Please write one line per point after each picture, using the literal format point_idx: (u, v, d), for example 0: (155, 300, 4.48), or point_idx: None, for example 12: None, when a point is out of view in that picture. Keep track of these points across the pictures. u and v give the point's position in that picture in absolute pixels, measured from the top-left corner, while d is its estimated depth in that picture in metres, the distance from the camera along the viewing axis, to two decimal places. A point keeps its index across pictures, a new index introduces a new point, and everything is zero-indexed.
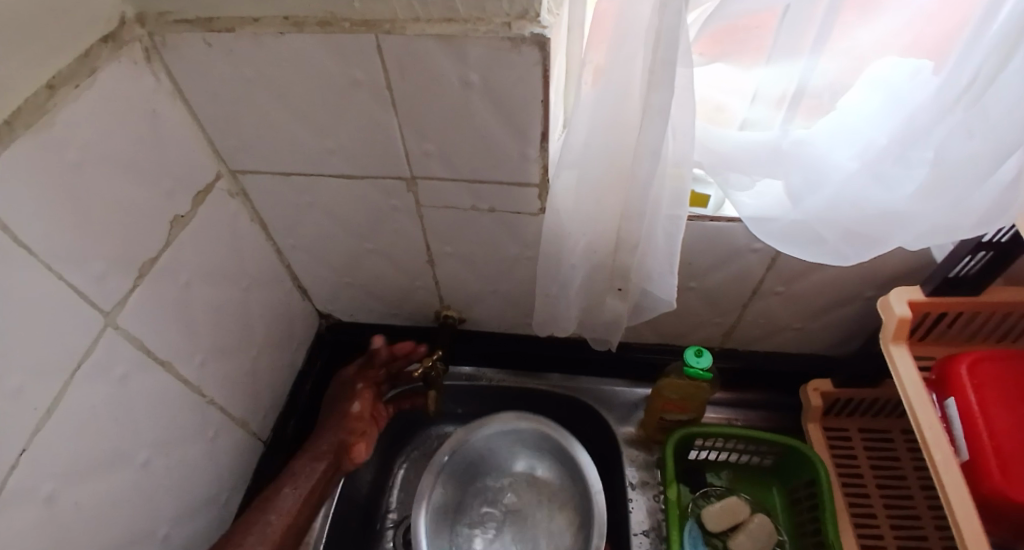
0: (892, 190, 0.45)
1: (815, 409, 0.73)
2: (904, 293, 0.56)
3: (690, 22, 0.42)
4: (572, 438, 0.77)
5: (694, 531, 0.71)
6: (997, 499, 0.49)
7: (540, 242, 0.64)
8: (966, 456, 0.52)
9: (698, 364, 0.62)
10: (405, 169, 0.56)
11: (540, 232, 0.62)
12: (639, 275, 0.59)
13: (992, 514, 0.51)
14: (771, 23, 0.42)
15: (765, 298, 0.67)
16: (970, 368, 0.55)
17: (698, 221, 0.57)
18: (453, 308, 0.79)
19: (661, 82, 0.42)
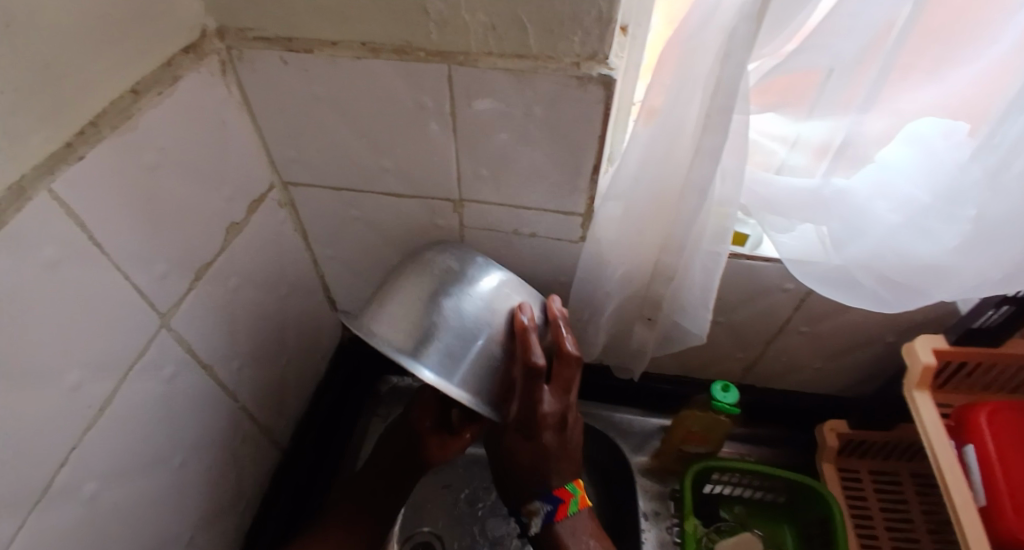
0: (932, 244, 0.47)
1: (831, 449, 0.74)
2: (929, 340, 0.58)
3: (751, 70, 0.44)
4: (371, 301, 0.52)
5: None
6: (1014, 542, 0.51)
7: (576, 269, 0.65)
8: (983, 500, 0.54)
9: (725, 399, 0.63)
10: (455, 191, 0.58)
11: (578, 258, 0.64)
12: (672, 306, 0.61)
13: None
14: (817, 79, 0.44)
15: (788, 337, 0.69)
16: (988, 416, 0.57)
17: (735, 259, 0.59)
18: None
19: (716, 126, 0.44)
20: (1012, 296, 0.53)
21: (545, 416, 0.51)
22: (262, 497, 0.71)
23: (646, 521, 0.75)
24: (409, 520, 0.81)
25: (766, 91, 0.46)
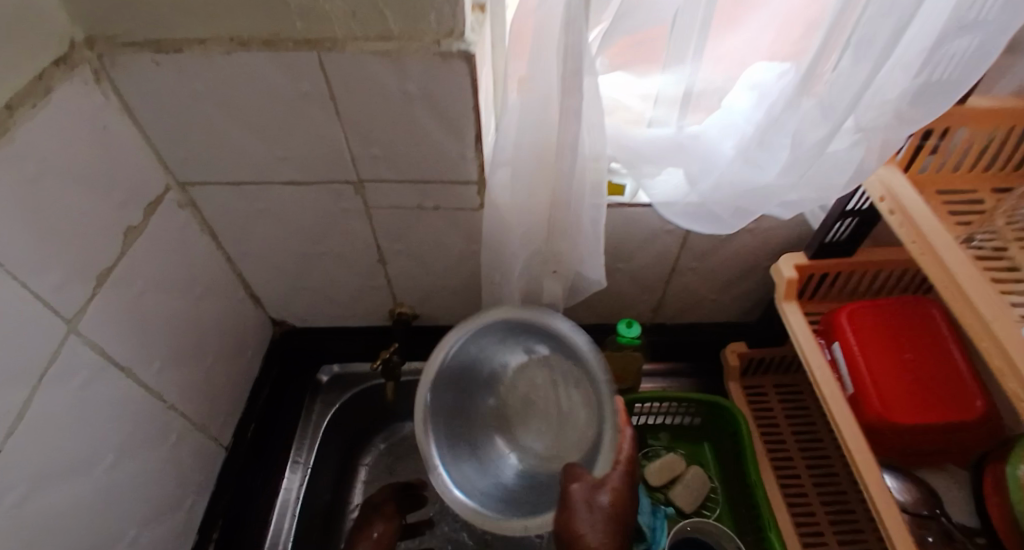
0: (763, 169, 0.52)
1: (734, 369, 0.83)
2: (792, 258, 0.66)
3: (593, 37, 0.50)
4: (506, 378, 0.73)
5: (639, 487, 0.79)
6: (878, 423, 0.57)
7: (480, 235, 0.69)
8: (852, 390, 0.59)
9: (628, 333, 0.71)
10: (353, 174, 0.61)
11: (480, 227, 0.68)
12: (571, 258, 0.66)
13: (878, 439, 0.58)
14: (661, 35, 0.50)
15: (682, 274, 0.77)
16: (849, 318, 0.62)
17: (618, 208, 0.65)
18: (406, 304, 0.83)
19: (574, 88, 0.50)
20: (849, 211, 0.60)
21: (591, 499, 0.56)
22: (217, 483, 0.75)
23: None
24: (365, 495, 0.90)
25: (617, 51, 0.52)
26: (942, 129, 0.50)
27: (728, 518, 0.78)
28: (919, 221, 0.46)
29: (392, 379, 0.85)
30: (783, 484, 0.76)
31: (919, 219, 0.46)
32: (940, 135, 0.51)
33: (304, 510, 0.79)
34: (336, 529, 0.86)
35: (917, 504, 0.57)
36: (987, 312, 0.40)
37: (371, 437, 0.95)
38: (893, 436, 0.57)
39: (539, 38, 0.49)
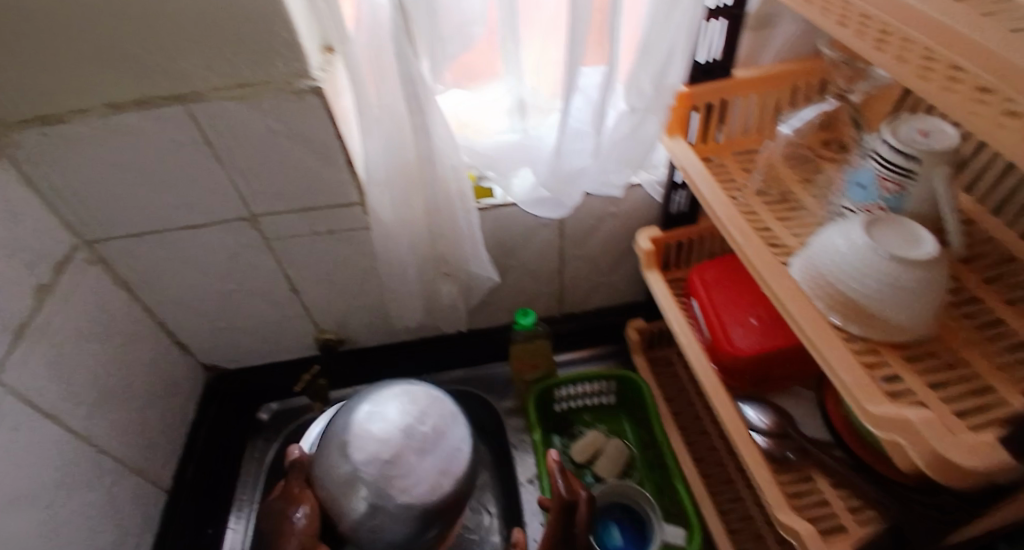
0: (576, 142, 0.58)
1: (636, 343, 0.90)
2: (649, 232, 0.76)
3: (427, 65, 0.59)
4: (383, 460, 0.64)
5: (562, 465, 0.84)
6: (729, 360, 0.64)
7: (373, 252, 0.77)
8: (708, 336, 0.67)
9: (525, 320, 0.79)
10: (244, 209, 0.68)
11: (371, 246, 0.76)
12: (458, 259, 0.74)
13: (736, 374, 0.65)
14: (488, 53, 0.63)
15: (572, 261, 0.87)
16: (701, 275, 0.70)
17: (492, 209, 0.75)
18: (329, 330, 0.90)
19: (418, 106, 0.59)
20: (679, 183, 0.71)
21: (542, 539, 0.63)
22: (158, 530, 0.78)
23: (517, 449, 0.89)
24: None
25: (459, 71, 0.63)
26: (721, 103, 0.59)
27: (649, 482, 0.84)
28: (695, 180, 0.55)
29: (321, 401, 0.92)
30: (691, 439, 0.82)
31: (694, 177, 0.55)
32: (722, 108, 0.60)
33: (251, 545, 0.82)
34: None
35: (778, 427, 0.61)
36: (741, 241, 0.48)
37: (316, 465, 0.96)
38: (744, 369, 0.63)
39: (377, 71, 0.58)
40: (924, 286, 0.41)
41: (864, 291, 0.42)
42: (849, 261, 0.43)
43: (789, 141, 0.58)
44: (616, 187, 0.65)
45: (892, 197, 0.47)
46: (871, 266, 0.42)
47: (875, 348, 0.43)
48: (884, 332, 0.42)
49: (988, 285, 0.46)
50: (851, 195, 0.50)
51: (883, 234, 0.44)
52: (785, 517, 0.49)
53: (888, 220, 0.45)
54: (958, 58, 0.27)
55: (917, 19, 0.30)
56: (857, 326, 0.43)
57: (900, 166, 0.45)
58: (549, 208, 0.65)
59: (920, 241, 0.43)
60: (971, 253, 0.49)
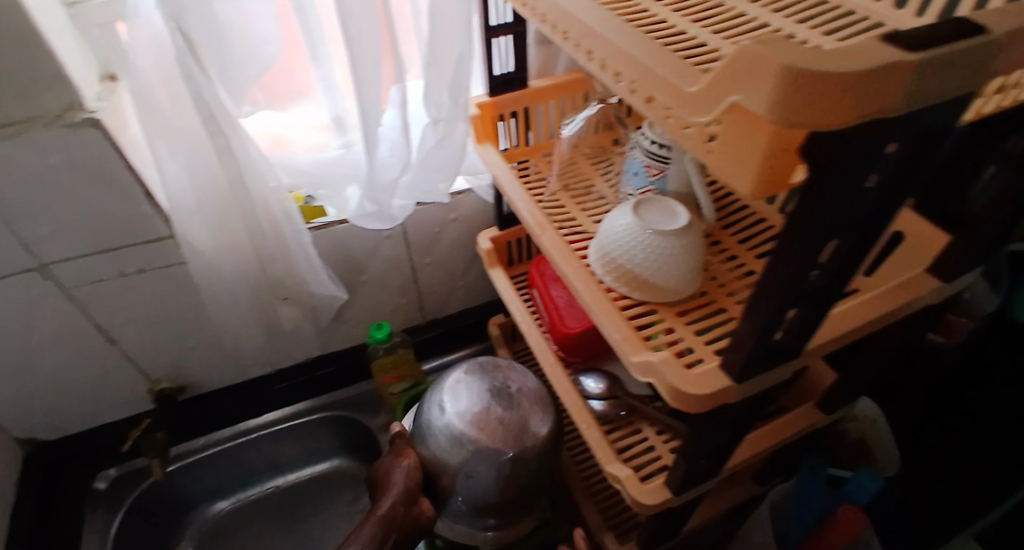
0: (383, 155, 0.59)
1: (498, 337, 0.95)
2: (488, 233, 0.81)
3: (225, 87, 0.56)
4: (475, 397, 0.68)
5: None
6: (565, 340, 0.70)
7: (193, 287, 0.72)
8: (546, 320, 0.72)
9: (378, 334, 0.79)
10: (29, 257, 0.61)
11: (189, 280, 0.71)
12: (295, 282, 0.72)
13: (574, 352, 0.71)
14: (296, 72, 0.63)
15: (423, 270, 0.89)
16: (537, 265, 0.75)
17: (331, 227, 0.74)
18: (165, 378, 0.83)
19: (218, 130, 0.56)
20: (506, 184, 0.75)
21: None
22: None
23: None
24: None
25: (268, 91, 0.63)
26: (524, 109, 0.66)
27: None
28: (504, 185, 0.59)
29: (162, 460, 0.86)
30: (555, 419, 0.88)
31: (502, 181, 0.59)
32: (525, 113, 0.67)
33: None
34: None
35: (610, 389, 0.68)
36: (538, 233, 0.53)
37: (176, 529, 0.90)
38: (577, 346, 0.70)
39: (169, 94, 0.54)
40: (682, 252, 0.49)
41: (638, 263, 0.49)
42: (625, 238, 0.50)
43: (570, 143, 0.64)
44: (438, 194, 0.67)
45: (658, 181, 0.55)
46: (641, 241, 0.49)
47: (656, 309, 0.50)
48: (660, 294, 0.50)
49: (739, 244, 0.55)
50: (631, 183, 0.57)
51: (648, 212, 0.51)
52: (611, 468, 0.55)
53: (652, 200, 0.52)
54: (617, 68, 0.32)
55: (595, 35, 0.34)
56: (638, 292, 0.50)
57: (656, 153, 0.54)
58: (372, 219, 0.65)
59: (676, 214, 0.51)
60: (728, 220, 0.58)
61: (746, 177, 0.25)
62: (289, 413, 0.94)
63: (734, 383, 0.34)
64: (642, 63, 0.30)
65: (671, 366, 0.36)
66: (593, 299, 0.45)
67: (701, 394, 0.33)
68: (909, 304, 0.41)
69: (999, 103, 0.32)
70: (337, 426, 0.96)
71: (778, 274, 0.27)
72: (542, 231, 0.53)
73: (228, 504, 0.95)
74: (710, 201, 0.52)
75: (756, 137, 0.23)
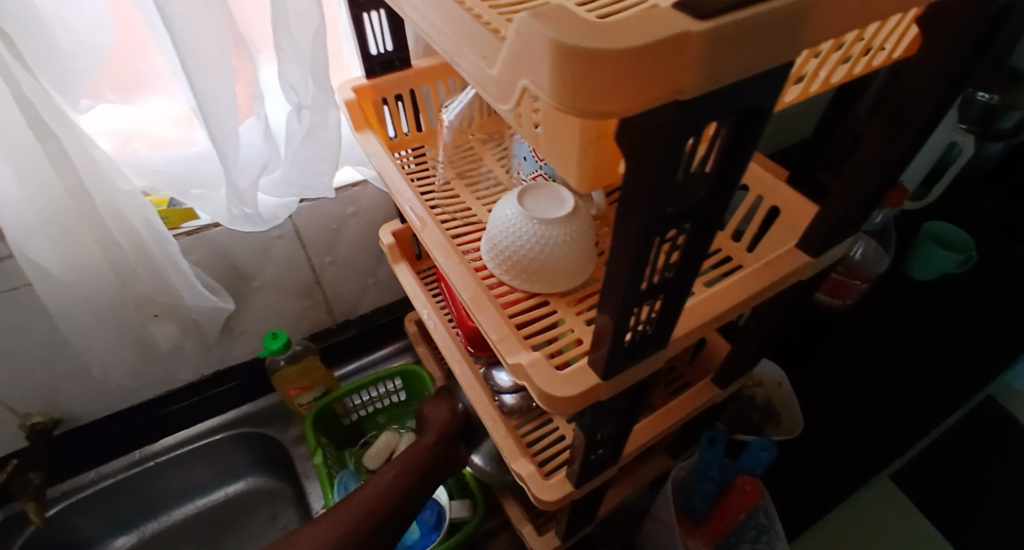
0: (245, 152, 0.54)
1: (414, 333, 0.91)
2: (391, 227, 0.76)
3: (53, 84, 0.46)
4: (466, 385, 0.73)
5: (350, 475, 0.82)
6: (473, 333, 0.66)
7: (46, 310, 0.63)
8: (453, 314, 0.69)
9: (274, 344, 0.73)
10: None
11: (39, 303, 0.62)
12: (168, 297, 0.65)
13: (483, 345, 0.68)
14: (139, 59, 0.54)
15: (327, 270, 0.83)
16: None
17: (207, 231, 0.67)
18: (36, 414, 0.74)
19: (50, 133, 0.47)
20: None
21: None
22: None
23: (308, 479, 0.85)
24: None
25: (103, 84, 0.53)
26: (409, 91, 0.61)
27: None
28: (385, 174, 0.53)
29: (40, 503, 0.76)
30: None
31: (383, 172, 0.53)
32: (414, 96, 0.62)
33: None
34: None
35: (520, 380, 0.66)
36: (419, 227, 0.49)
37: None
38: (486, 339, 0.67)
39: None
40: (570, 240, 0.47)
41: (524, 254, 0.47)
42: (511, 229, 0.47)
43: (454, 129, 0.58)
44: (320, 190, 0.61)
45: (546, 164, 0.52)
46: (527, 231, 0.46)
47: (547, 300, 0.48)
48: (550, 285, 0.48)
49: None
50: (522, 167, 0.55)
51: (536, 199, 0.49)
52: (516, 466, 0.53)
53: (539, 186, 0.49)
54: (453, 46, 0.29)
55: (420, 18, 0.30)
56: (528, 284, 0.48)
57: None
58: (244, 224, 0.59)
59: (564, 200, 0.48)
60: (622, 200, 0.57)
61: (570, 169, 0.24)
62: (188, 436, 0.87)
63: (602, 381, 0.32)
64: (458, 43, 0.26)
65: (541, 367, 0.34)
66: (475, 297, 0.42)
67: (570, 396, 0.32)
68: (781, 281, 0.40)
69: (850, 69, 0.31)
70: (246, 444, 0.90)
71: (616, 271, 0.25)
72: (424, 226, 0.49)
73: (126, 542, 0.86)
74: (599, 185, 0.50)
75: (570, 126, 0.22)
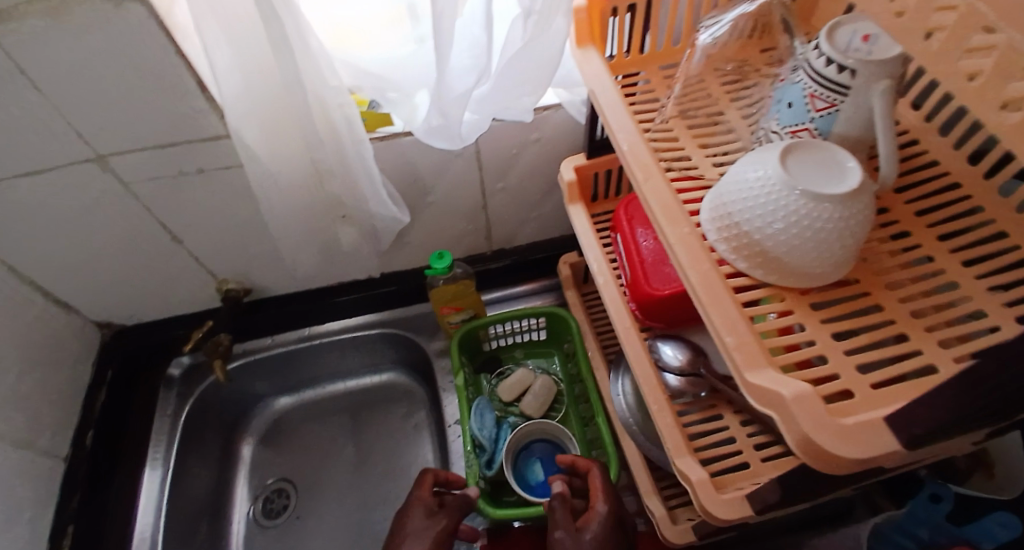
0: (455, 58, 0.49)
1: (568, 278, 0.86)
2: (572, 161, 0.67)
3: None
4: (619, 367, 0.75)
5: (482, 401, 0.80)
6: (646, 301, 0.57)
7: (251, 193, 0.68)
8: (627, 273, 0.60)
9: (438, 265, 0.73)
10: (87, 149, 0.59)
11: (245, 184, 0.67)
12: (352, 199, 0.66)
13: (653, 312, 0.58)
14: None
15: (495, 196, 0.80)
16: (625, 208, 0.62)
17: (395, 139, 0.65)
18: (233, 281, 0.84)
19: (272, 16, 0.45)
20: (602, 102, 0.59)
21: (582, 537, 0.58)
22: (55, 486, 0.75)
23: (446, 394, 0.87)
24: (258, 476, 0.91)
25: None
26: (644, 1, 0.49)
27: (574, 417, 0.84)
28: (602, 105, 0.44)
29: (224, 361, 0.88)
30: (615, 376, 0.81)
31: (601, 102, 0.45)
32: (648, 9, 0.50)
33: (172, 506, 0.80)
34: (225, 515, 0.87)
35: (691, 366, 0.58)
36: (640, 178, 0.39)
37: (243, 423, 0.95)
38: (662, 310, 0.58)
39: None
40: (843, 226, 0.35)
41: (772, 233, 0.37)
42: (760, 198, 0.37)
43: (707, 54, 0.49)
44: (517, 112, 0.57)
45: (821, 118, 0.40)
46: (784, 204, 0.36)
47: (782, 295, 0.39)
48: (791, 278, 0.38)
49: (916, 218, 0.42)
50: (779, 117, 0.43)
51: (802, 162, 0.37)
52: (681, 464, 0.47)
53: (808, 145, 0.38)
54: None
55: None
56: (762, 271, 0.38)
57: (832, 81, 0.38)
58: (441, 141, 0.57)
59: (842, 170, 0.36)
60: (906, 182, 0.45)
61: None
62: (344, 326, 0.93)
63: (903, 450, 0.24)
64: None
65: (808, 409, 0.26)
66: (706, 283, 0.33)
67: (852, 458, 0.24)
68: None
69: None
70: (392, 347, 0.95)
71: None
72: (646, 175, 0.39)
73: (289, 403, 0.98)
74: (895, 157, 0.37)
75: None
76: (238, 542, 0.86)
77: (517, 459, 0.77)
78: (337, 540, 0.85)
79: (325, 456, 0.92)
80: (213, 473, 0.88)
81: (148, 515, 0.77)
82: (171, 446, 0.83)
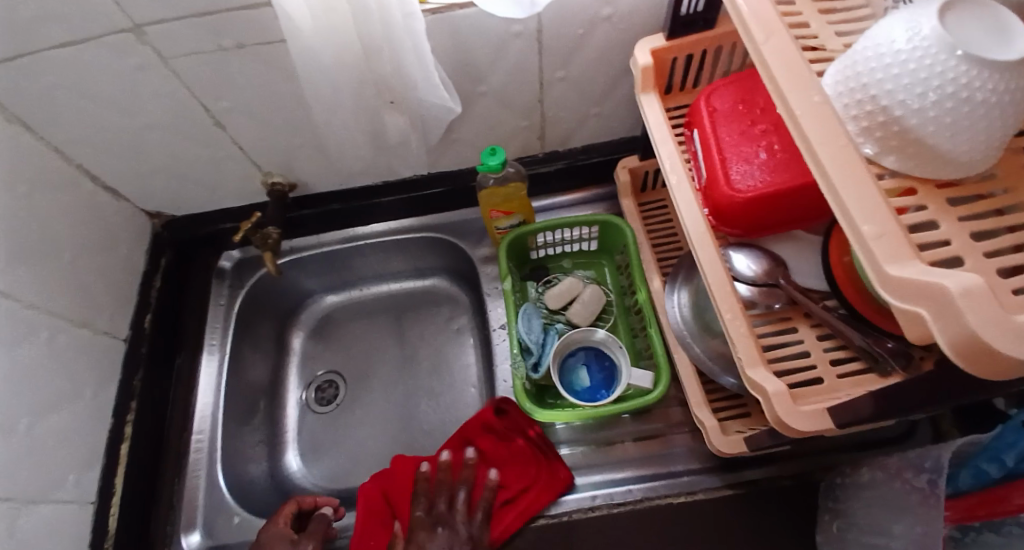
0: None
1: (625, 185, 0.80)
2: (648, 43, 0.59)
3: None
4: (678, 278, 0.72)
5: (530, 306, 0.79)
6: (722, 204, 0.52)
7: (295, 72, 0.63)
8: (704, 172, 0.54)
9: (490, 160, 0.68)
10: (122, 17, 0.54)
11: (288, 62, 0.62)
12: (402, 83, 0.61)
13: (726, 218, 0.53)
14: None
15: (553, 87, 0.72)
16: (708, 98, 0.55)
17: (448, 13, 0.58)
18: (277, 175, 0.82)
19: None
20: None
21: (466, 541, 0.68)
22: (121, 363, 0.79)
23: (492, 299, 0.86)
24: (308, 368, 0.95)
25: None
26: None
27: (623, 328, 0.82)
28: None
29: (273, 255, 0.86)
30: None
31: None
32: None
33: (230, 391, 0.84)
34: (279, 402, 0.91)
35: (767, 276, 0.54)
36: (761, 40, 0.33)
37: (293, 318, 0.97)
38: (740, 216, 0.52)
39: None
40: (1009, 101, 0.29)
41: (918, 109, 0.30)
42: (908, 66, 0.30)
43: None
44: None
45: None
46: (940, 73, 0.29)
47: (911, 186, 0.33)
48: (929, 166, 0.32)
49: None
50: None
51: (963, 22, 0.30)
52: (753, 374, 0.45)
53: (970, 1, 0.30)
54: None
55: None
56: (894, 157, 0.32)
57: None
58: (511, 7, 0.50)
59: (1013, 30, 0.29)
60: None
61: None
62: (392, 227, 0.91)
63: None
64: None
65: (979, 305, 0.22)
66: (837, 160, 0.28)
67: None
68: None
69: None
70: (437, 251, 0.93)
71: None
72: (767, 36, 0.33)
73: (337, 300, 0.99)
74: None
75: None
76: (293, 422, 0.90)
77: (563, 365, 0.77)
78: (386, 428, 0.88)
79: (370, 353, 0.95)
80: (270, 362, 0.92)
81: (210, 397, 0.83)
82: (224, 335, 0.86)
